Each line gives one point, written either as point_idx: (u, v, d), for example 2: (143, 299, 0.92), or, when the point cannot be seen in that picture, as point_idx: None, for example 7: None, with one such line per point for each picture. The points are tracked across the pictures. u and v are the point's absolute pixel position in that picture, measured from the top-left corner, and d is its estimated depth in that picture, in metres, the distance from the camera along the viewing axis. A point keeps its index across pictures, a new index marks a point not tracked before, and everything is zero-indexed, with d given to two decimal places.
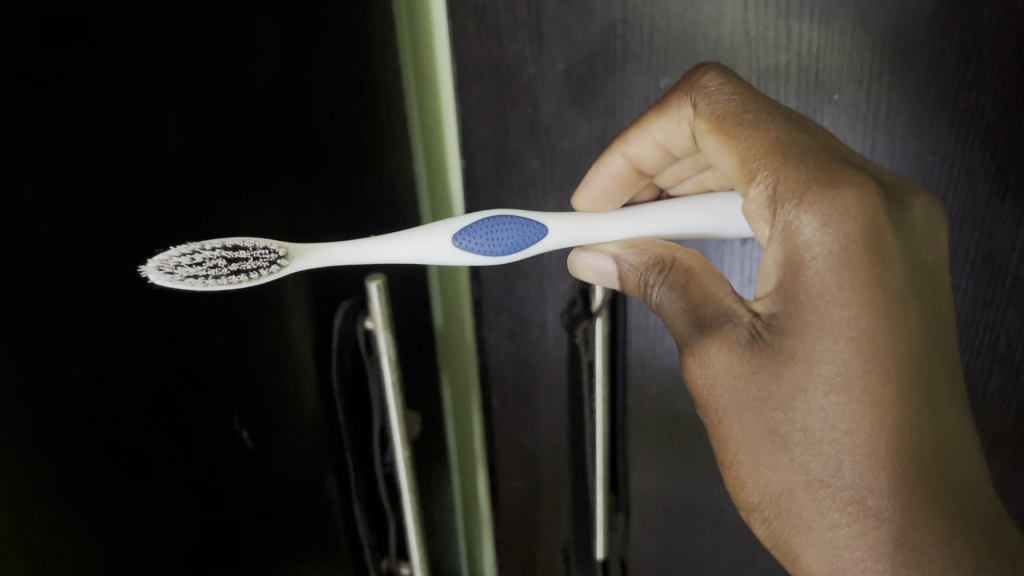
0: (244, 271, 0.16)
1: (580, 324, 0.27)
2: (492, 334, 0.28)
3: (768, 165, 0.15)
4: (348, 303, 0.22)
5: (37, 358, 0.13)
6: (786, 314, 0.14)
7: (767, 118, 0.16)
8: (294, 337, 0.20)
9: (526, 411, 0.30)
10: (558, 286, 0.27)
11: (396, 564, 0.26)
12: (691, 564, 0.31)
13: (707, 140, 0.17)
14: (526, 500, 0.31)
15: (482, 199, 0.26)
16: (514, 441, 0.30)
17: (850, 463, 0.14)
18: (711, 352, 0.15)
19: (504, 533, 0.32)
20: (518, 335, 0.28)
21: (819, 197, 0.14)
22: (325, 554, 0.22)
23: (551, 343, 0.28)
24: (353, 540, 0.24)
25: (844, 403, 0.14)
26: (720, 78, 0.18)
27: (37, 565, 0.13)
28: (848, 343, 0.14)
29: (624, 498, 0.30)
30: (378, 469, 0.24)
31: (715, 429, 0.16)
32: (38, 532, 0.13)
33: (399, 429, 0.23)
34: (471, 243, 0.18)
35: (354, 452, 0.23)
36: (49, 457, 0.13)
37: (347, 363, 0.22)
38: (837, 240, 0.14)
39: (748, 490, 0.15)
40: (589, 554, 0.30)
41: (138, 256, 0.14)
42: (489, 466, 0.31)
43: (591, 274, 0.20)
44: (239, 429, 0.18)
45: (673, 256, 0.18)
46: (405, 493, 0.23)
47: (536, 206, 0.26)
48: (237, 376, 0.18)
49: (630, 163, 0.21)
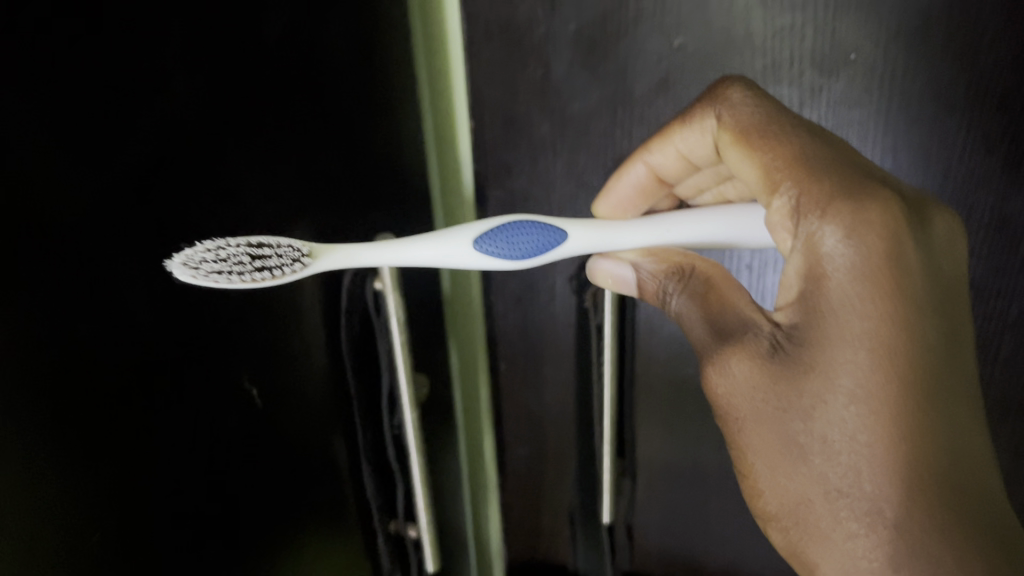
0: (266, 268, 0.16)
1: (589, 286, 0.27)
2: (500, 300, 0.29)
3: (791, 177, 0.16)
4: (356, 263, 0.21)
5: (30, 334, 0.11)
6: (807, 324, 0.15)
7: (791, 132, 0.17)
8: (301, 301, 0.19)
9: (533, 375, 0.30)
10: (566, 248, 0.27)
11: (403, 526, 0.25)
12: (695, 528, 0.31)
13: (730, 151, 0.18)
14: (532, 464, 0.32)
15: (492, 161, 0.26)
16: (522, 407, 0.31)
17: (869, 474, 0.13)
18: (732, 362, 0.16)
19: (509, 495, 0.33)
20: (526, 300, 0.28)
21: (840, 211, 0.15)
22: (331, 520, 0.21)
23: (560, 307, 0.28)
24: (363, 506, 0.23)
25: (864, 414, 0.14)
26: (745, 90, 0.18)
27: (43, 551, 0.12)
28: (868, 354, 0.14)
29: (629, 462, 0.30)
30: (386, 432, 0.24)
31: (734, 439, 0.16)
32: (43, 515, 0.12)
33: (406, 390, 0.23)
34: (491, 248, 0.18)
35: (363, 414, 0.23)
36: (49, 436, 0.12)
37: (355, 326, 0.22)
38: (859, 252, 0.14)
39: (766, 499, 0.15)
40: (591, 519, 0.31)
41: (149, 218, 0.13)
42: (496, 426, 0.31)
43: (610, 280, 0.20)
44: (250, 389, 0.17)
45: (692, 265, 0.18)
46: (413, 449, 0.24)
47: (546, 168, 0.26)
48: (244, 341, 0.17)
49: (652, 171, 0.21)
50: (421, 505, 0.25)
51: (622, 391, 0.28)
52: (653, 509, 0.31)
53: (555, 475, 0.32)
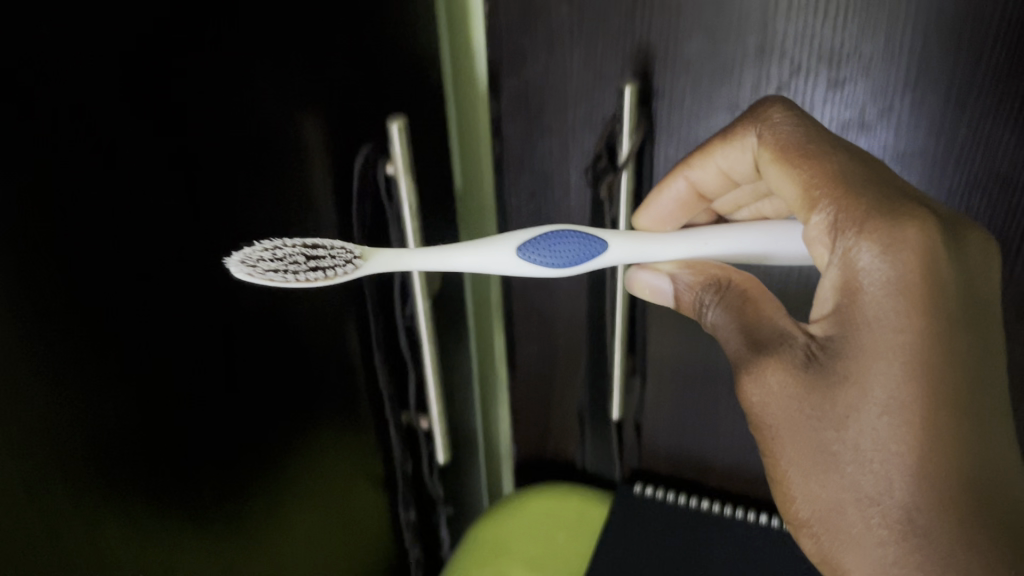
0: (322, 268, 0.17)
1: (604, 179, 0.27)
2: (513, 189, 0.29)
3: (829, 194, 0.16)
4: (367, 148, 0.22)
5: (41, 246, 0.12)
6: (843, 337, 0.15)
7: (828, 154, 0.17)
8: (313, 173, 0.20)
9: (544, 273, 0.31)
10: (581, 143, 0.27)
11: (415, 418, 0.28)
12: (702, 429, 0.32)
13: (770, 169, 0.19)
14: (544, 360, 0.33)
15: (506, 49, 0.26)
16: (532, 304, 0.32)
17: (901, 483, 0.14)
18: (767, 373, 0.16)
19: (520, 397, 0.35)
20: (539, 194, 0.29)
21: (877, 229, 0.15)
22: (342, 409, 0.23)
23: (574, 196, 0.29)
24: (376, 399, 0.25)
25: (897, 424, 0.14)
26: (786, 112, 0.19)
27: (45, 463, 0.13)
28: (901, 366, 0.14)
29: (640, 360, 0.31)
30: (399, 321, 0.25)
31: (767, 447, 0.16)
32: (43, 422, 0.13)
33: (421, 287, 0.24)
34: (534, 256, 0.19)
35: (375, 297, 0.24)
36: (53, 348, 0.13)
37: (367, 210, 0.22)
38: (894, 268, 0.15)
39: (797, 505, 0.16)
40: (602, 415, 0.33)
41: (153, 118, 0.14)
42: (508, 329, 0.33)
43: (647, 290, 0.21)
44: (258, 264, 0.18)
45: (730, 278, 0.18)
46: (426, 345, 0.25)
47: (561, 52, 0.26)
48: (259, 211, 0.18)
49: (692, 186, 0.22)
50: (430, 397, 0.26)
51: (632, 279, 0.29)
52: (661, 411, 0.32)
53: (565, 370, 0.33)
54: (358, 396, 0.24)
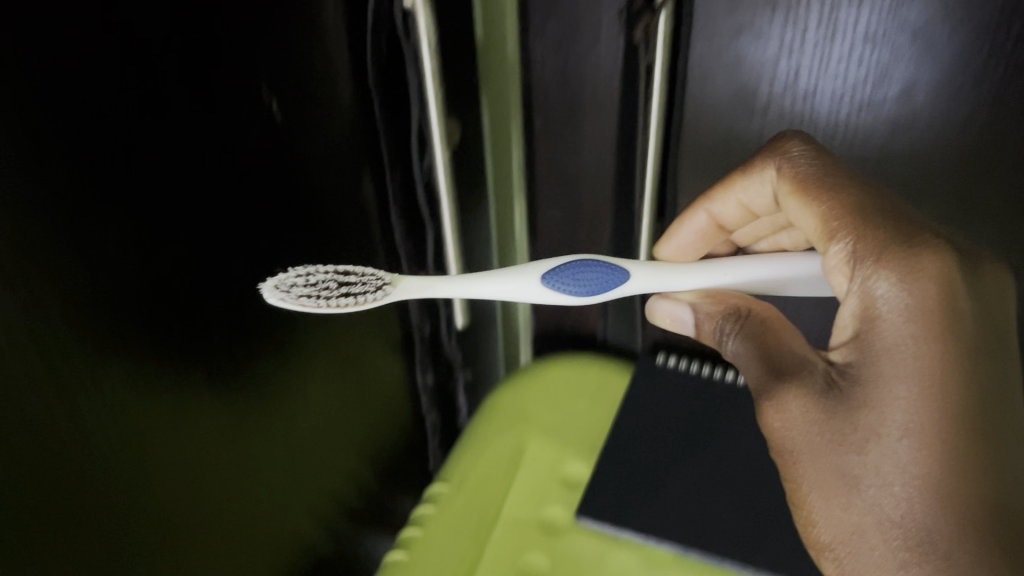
0: (353, 294, 0.18)
1: (641, 19, 0.23)
2: (537, 39, 0.26)
3: (848, 227, 0.17)
4: None
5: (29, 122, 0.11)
6: (862, 364, 0.16)
7: (847, 187, 0.18)
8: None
9: (569, 128, 0.28)
10: None
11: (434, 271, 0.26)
12: None
13: (789, 202, 0.19)
14: (564, 225, 0.30)
15: None
16: (552, 155, 0.29)
17: (922, 507, 0.14)
18: (788, 401, 0.16)
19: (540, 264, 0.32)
20: (564, 44, 0.25)
21: (894, 261, 0.16)
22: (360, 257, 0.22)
23: (603, 48, 0.25)
24: (389, 242, 0.24)
25: (918, 448, 0.14)
26: (803, 148, 0.20)
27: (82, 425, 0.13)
28: (919, 391, 0.15)
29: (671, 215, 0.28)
30: (416, 169, 0.24)
31: (788, 473, 0.16)
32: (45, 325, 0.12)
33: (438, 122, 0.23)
34: (559, 285, 0.19)
35: (390, 149, 0.22)
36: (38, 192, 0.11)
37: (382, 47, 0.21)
38: (914, 299, 0.15)
39: (819, 530, 0.16)
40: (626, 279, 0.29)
41: None
42: (528, 199, 0.30)
43: (666, 321, 0.21)
44: (267, 100, 0.17)
45: (749, 308, 0.19)
46: (444, 189, 0.24)
47: None
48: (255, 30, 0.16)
49: (711, 220, 0.22)
50: (450, 236, 0.25)
51: (670, 116, 0.25)
52: None
53: (587, 240, 0.30)
54: (375, 249, 0.23)
